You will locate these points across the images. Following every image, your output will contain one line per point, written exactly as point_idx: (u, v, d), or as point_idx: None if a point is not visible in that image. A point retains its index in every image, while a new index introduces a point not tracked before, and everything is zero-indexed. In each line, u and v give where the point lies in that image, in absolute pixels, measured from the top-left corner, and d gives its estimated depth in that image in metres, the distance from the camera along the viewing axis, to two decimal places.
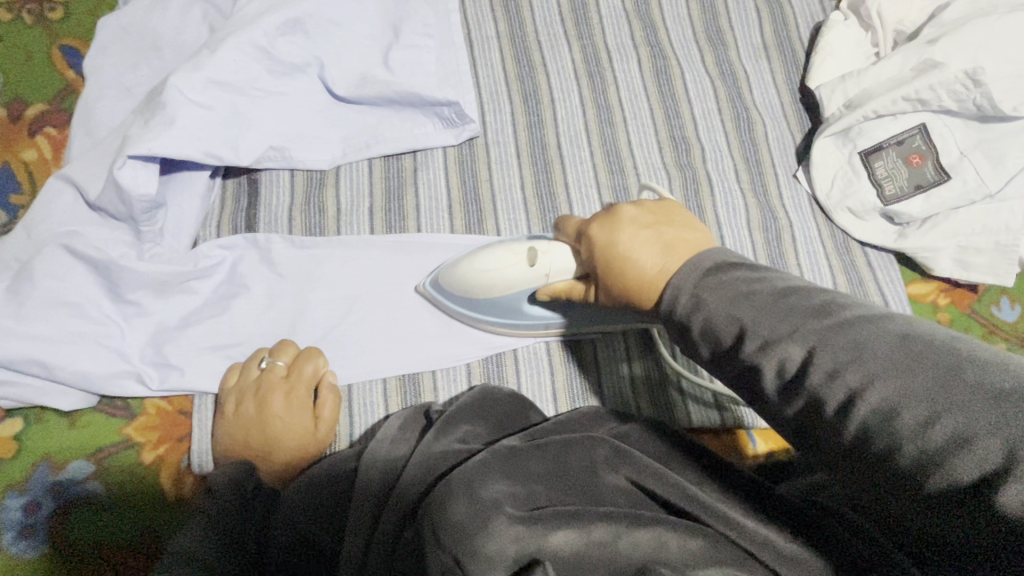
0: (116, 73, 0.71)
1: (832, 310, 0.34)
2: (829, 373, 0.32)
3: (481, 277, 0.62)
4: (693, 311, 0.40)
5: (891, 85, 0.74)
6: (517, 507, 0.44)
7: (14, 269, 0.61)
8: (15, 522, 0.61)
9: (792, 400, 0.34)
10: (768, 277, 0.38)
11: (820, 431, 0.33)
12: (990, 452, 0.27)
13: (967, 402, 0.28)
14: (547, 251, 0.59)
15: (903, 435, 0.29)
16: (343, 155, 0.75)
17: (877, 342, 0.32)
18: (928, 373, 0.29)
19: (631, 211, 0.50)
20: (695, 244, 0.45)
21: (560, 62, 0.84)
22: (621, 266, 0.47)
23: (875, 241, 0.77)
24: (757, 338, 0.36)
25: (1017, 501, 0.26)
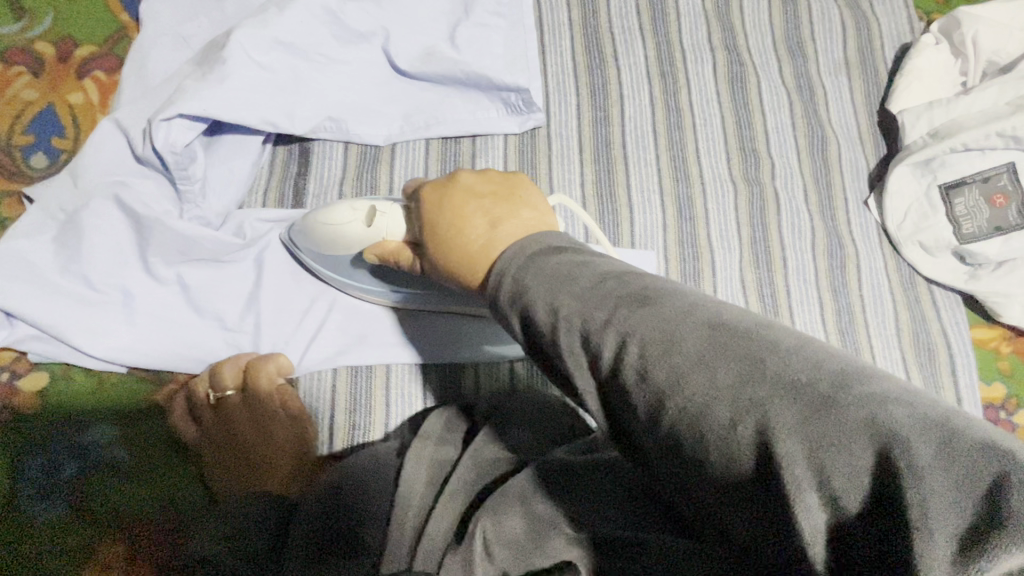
0: (173, 20, 0.67)
1: (647, 299, 0.31)
2: (639, 371, 0.29)
3: (322, 231, 0.60)
4: (514, 297, 0.37)
5: (984, 119, 0.70)
6: (576, 526, 0.41)
7: (60, 220, 0.59)
8: (33, 481, 0.58)
9: (609, 400, 0.32)
10: (591, 263, 0.36)
11: (637, 434, 0.30)
12: (785, 457, 0.24)
13: (768, 403, 0.25)
14: (385, 212, 0.56)
15: (708, 440, 0.27)
16: (400, 132, 0.71)
17: (686, 334, 0.29)
18: (731, 369, 0.27)
19: (469, 179, 0.48)
20: (529, 224, 0.43)
21: (632, 58, 0.80)
22: (449, 234, 0.46)
23: (944, 280, 0.74)
24: (573, 332, 0.33)
25: (806, 516, 0.24)
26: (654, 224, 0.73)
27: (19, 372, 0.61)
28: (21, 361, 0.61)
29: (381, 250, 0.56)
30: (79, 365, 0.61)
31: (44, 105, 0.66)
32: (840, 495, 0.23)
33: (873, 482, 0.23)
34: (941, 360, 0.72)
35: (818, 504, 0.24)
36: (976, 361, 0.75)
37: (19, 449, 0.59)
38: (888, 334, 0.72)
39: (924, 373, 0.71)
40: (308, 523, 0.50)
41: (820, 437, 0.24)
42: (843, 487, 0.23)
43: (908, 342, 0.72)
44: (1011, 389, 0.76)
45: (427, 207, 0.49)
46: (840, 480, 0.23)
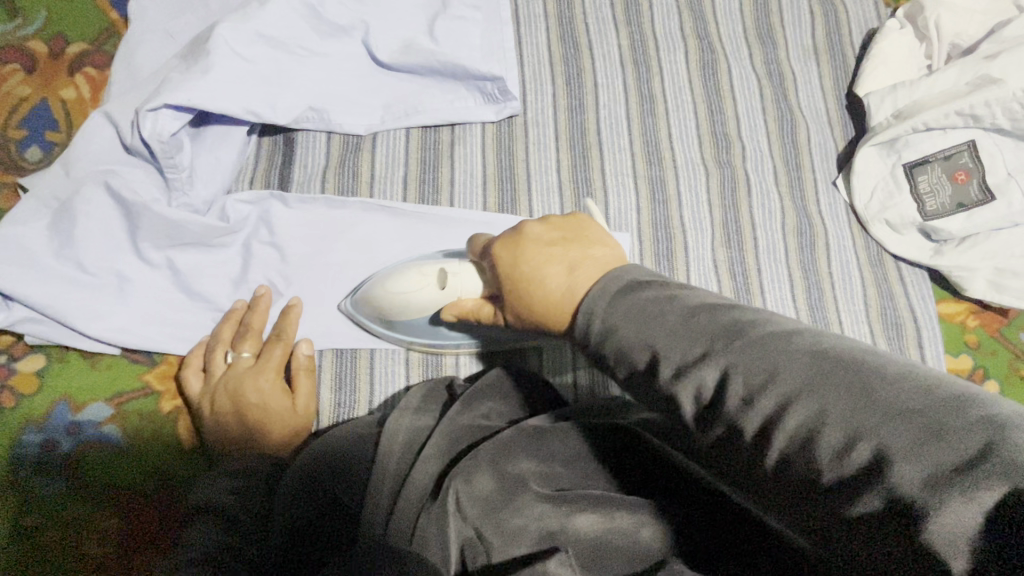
0: (160, 17, 0.69)
1: (746, 331, 0.34)
2: (745, 398, 0.32)
3: (391, 298, 0.64)
4: (606, 335, 0.39)
5: (944, 98, 0.72)
6: (543, 485, 0.44)
7: (53, 208, 0.61)
8: (32, 457, 0.61)
9: (708, 430, 0.33)
10: (683, 297, 0.38)
11: (746, 465, 0.32)
12: (901, 479, 0.26)
13: (882, 427, 0.27)
14: (456, 272, 0.62)
15: (818, 462, 0.28)
16: (380, 122, 0.74)
17: (790, 362, 0.31)
18: (841, 395, 0.29)
19: (536, 229, 0.51)
20: (605, 260, 0.46)
21: (606, 48, 0.82)
22: (530, 286, 0.48)
23: (910, 257, 0.76)
24: (669, 364, 0.35)
25: (936, 537, 0.25)
26: (628, 207, 0.76)
27: (16, 355, 0.64)
28: (19, 345, 0.64)
29: (458, 311, 0.57)
30: (74, 347, 0.64)
31: (38, 101, 0.69)
32: (964, 514, 0.24)
33: (999, 500, 0.24)
34: (908, 333, 0.74)
35: (945, 525, 0.24)
36: (942, 334, 0.78)
37: (17, 427, 0.62)
38: (856, 309, 0.75)
39: (891, 346, 0.73)
40: (285, 494, 0.51)
41: (934, 457, 0.26)
42: (964, 503, 0.24)
43: (875, 316, 0.75)
44: (977, 361, 0.79)
45: (501, 265, 0.51)
46: (963, 501, 0.24)
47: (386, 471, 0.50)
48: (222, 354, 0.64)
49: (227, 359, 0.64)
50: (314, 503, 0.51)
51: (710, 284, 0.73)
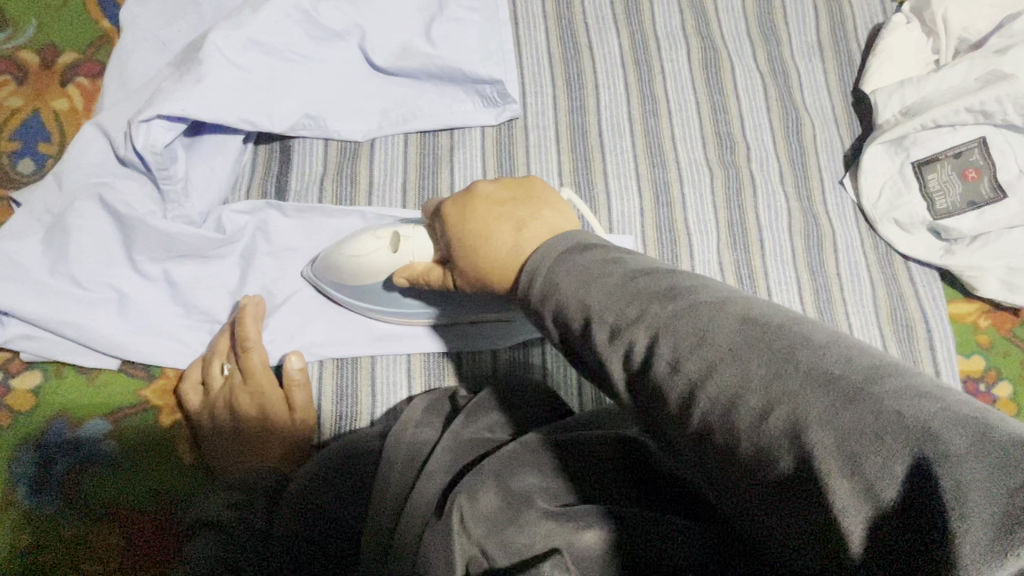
0: (152, 25, 0.68)
1: (679, 296, 0.33)
2: (672, 363, 0.31)
3: (349, 263, 0.62)
4: (546, 295, 0.39)
5: (953, 95, 0.70)
6: (549, 501, 0.42)
7: (47, 222, 0.60)
8: (29, 476, 0.60)
9: (640, 394, 0.33)
10: (623, 260, 0.38)
11: (673, 427, 0.31)
12: (815, 445, 0.25)
13: (799, 392, 0.26)
14: (409, 236, 0.58)
15: (736, 428, 0.27)
16: (378, 128, 0.73)
17: (720, 328, 0.30)
18: (763, 360, 0.28)
19: (487, 188, 0.49)
20: (553, 222, 0.45)
21: (607, 48, 0.81)
22: (477, 245, 0.46)
23: (920, 256, 0.75)
24: (605, 326, 0.35)
25: (841, 505, 0.24)
26: (632, 210, 0.74)
27: (12, 372, 0.63)
28: (15, 361, 0.63)
29: (409, 274, 0.56)
30: (71, 362, 0.63)
31: (30, 112, 0.68)
32: (871, 484, 0.23)
33: (907, 471, 0.23)
34: (919, 335, 0.73)
35: (849, 494, 0.24)
36: (954, 335, 0.76)
37: (14, 445, 0.61)
38: (866, 311, 0.73)
39: (901, 348, 0.72)
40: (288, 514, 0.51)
41: (850, 424, 0.24)
42: (876, 473, 0.23)
43: (886, 318, 0.73)
44: (990, 361, 0.77)
45: (450, 222, 0.49)
46: (873, 470, 0.23)
47: (388, 491, 0.49)
48: (218, 363, 0.63)
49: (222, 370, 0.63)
50: (314, 521, 0.50)
51: None
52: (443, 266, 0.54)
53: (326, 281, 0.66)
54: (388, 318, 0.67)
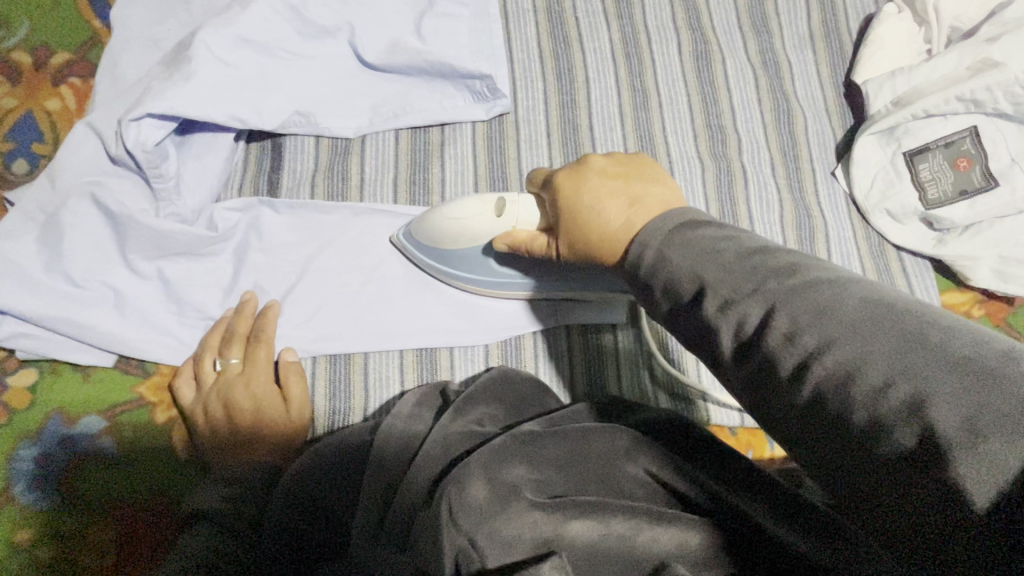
0: (143, 24, 0.69)
1: (797, 274, 0.33)
2: (788, 334, 0.31)
3: (451, 226, 0.61)
4: (656, 268, 0.39)
5: (944, 84, 0.70)
6: (536, 493, 0.42)
7: (40, 221, 0.61)
8: (27, 472, 0.61)
9: (745, 363, 0.33)
10: (736, 238, 0.37)
11: (777, 396, 0.31)
12: (942, 421, 0.25)
13: (927, 368, 0.26)
14: (516, 201, 0.56)
15: (855, 400, 0.28)
16: (369, 124, 0.73)
17: (842, 303, 0.30)
18: (890, 338, 0.28)
19: (600, 161, 0.50)
20: (664, 198, 0.45)
21: (598, 42, 0.81)
22: (588, 218, 0.47)
23: (912, 246, 0.75)
24: (717, 297, 0.35)
25: (967, 479, 0.24)
26: None
27: (8, 370, 0.63)
28: (11, 359, 0.64)
29: (512, 241, 0.56)
30: (66, 360, 0.63)
31: (23, 113, 0.69)
32: (1000, 460, 0.24)
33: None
34: None
35: (976, 471, 0.24)
36: None
37: (12, 442, 0.61)
38: None
39: None
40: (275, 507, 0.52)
41: (980, 403, 0.25)
42: (1005, 448, 0.24)
43: None
44: None
45: (562, 193, 0.50)
46: (1001, 449, 0.24)
47: (378, 483, 0.49)
48: (209, 360, 0.64)
49: (215, 366, 0.64)
50: (307, 513, 0.51)
51: None
52: (550, 238, 0.54)
53: (418, 250, 0.67)
54: (478, 286, 0.68)
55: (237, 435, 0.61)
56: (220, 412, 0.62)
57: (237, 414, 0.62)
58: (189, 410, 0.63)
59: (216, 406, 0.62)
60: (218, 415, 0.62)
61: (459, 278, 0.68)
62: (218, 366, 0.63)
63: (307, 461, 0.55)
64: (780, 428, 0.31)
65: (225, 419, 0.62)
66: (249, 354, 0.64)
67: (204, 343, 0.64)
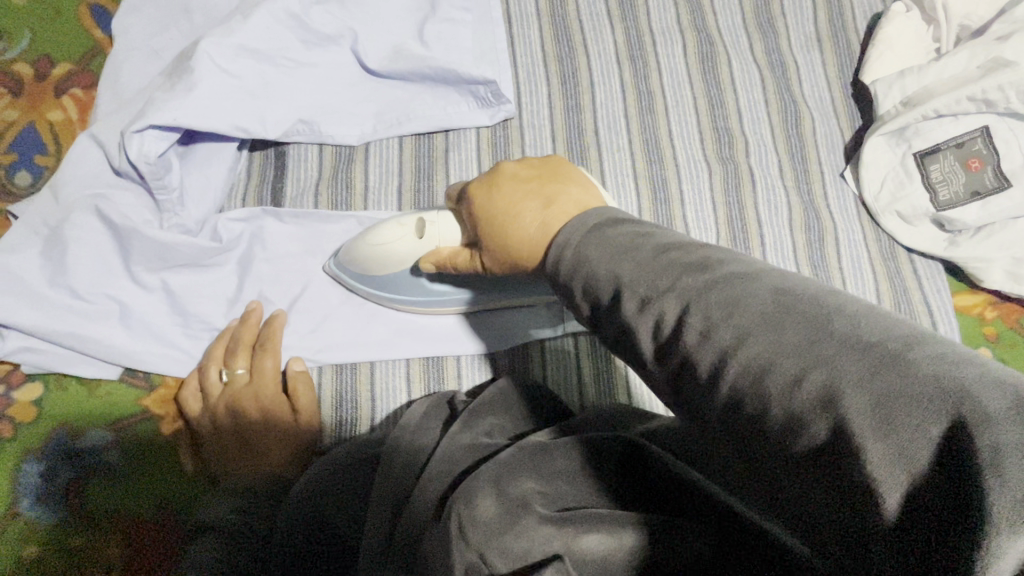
0: (145, 34, 0.68)
1: (709, 267, 0.32)
2: (703, 331, 0.30)
3: (376, 251, 0.62)
4: (575, 269, 0.38)
5: (954, 84, 0.69)
6: (546, 506, 0.41)
7: (44, 235, 0.60)
8: (33, 487, 0.60)
9: (667, 364, 0.32)
10: (654, 234, 0.36)
11: (698, 397, 0.30)
12: (852, 412, 0.24)
13: (835, 357, 0.25)
14: (434, 221, 0.57)
15: (769, 396, 0.26)
16: (373, 131, 0.73)
17: (752, 295, 0.29)
18: (798, 328, 0.27)
19: (512, 168, 0.50)
20: (579, 200, 0.44)
21: (602, 45, 0.80)
22: (504, 226, 0.46)
23: (924, 249, 0.74)
24: (634, 297, 0.34)
25: (878, 471, 0.23)
26: (630, 208, 0.73)
27: (14, 384, 0.63)
28: (16, 373, 0.63)
29: (438, 258, 0.56)
30: (72, 374, 0.63)
31: (25, 125, 0.68)
32: (909, 449, 0.23)
33: (943, 435, 0.22)
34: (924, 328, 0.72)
35: (885, 461, 0.23)
36: (959, 327, 0.75)
37: (17, 457, 0.61)
38: None
39: None
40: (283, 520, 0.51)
41: (887, 391, 0.24)
42: (912, 437, 0.23)
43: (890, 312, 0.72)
44: (997, 354, 0.76)
45: (476, 207, 0.50)
46: (910, 437, 0.23)
47: (386, 498, 0.49)
48: (213, 369, 0.63)
49: (220, 376, 0.63)
50: (314, 526, 0.50)
51: None
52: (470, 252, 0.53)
53: (352, 274, 0.66)
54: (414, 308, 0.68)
55: (248, 443, 0.61)
56: (227, 419, 0.62)
57: (245, 420, 0.62)
58: (197, 421, 0.62)
59: (223, 416, 0.61)
60: (225, 423, 0.61)
61: (394, 300, 0.67)
62: (223, 376, 0.63)
63: (317, 473, 0.55)
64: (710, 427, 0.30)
65: (233, 427, 0.62)
66: (255, 363, 0.64)
67: (209, 352, 0.64)
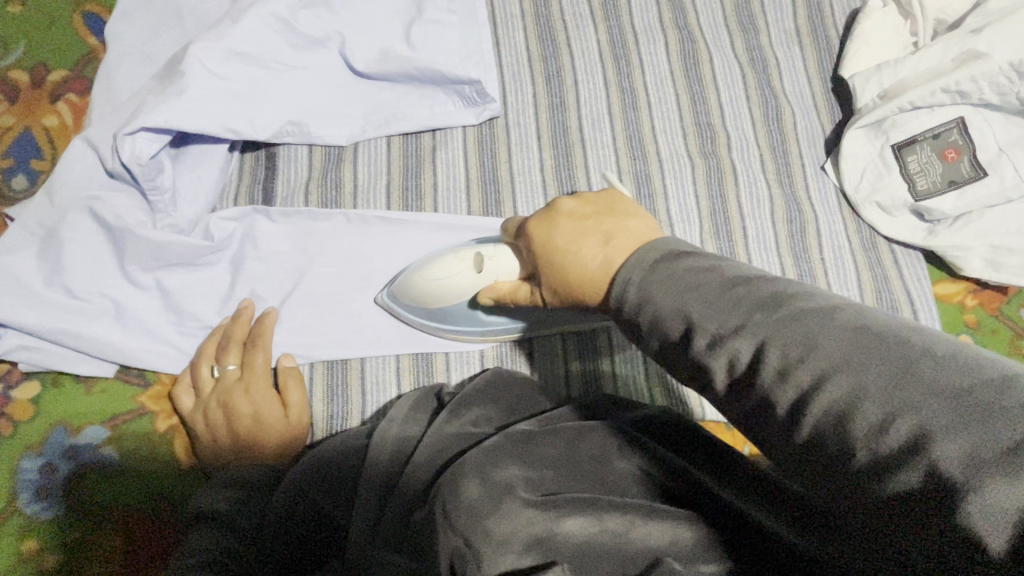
0: (138, 40, 0.70)
1: (782, 303, 0.33)
2: (781, 370, 0.32)
3: (431, 286, 0.63)
4: (641, 306, 0.39)
5: (930, 76, 0.71)
6: (530, 491, 0.42)
7: (39, 236, 0.62)
8: (33, 483, 0.62)
9: (744, 399, 0.34)
10: (720, 267, 0.38)
11: (777, 434, 0.32)
12: (943, 457, 0.25)
13: (923, 403, 0.27)
14: (494, 255, 0.59)
15: (853, 437, 0.28)
16: (361, 132, 0.74)
17: (831, 335, 0.31)
18: (881, 371, 0.29)
19: (569, 204, 0.51)
20: (640, 232, 0.45)
21: (585, 44, 0.82)
22: (566, 260, 0.47)
23: (903, 238, 0.75)
24: (705, 334, 0.36)
25: (975, 518, 0.24)
26: None
27: (12, 383, 0.64)
28: (14, 372, 0.65)
29: (496, 293, 0.58)
30: (68, 372, 0.64)
31: (21, 130, 0.70)
32: (1006, 497, 0.24)
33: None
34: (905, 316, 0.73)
35: (981, 506, 0.24)
36: (940, 316, 0.77)
37: (17, 453, 0.62)
38: (851, 295, 0.73)
39: None
40: (274, 508, 0.52)
41: (978, 435, 0.25)
42: (1007, 484, 0.24)
43: (871, 300, 0.73)
44: (977, 340, 0.78)
45: (538, 242, 0.50)
46: (1003, 482, 0.24)
47: (373, 485, 0.50)
48: (205, 366, 0.64)
49: (213, 373, 0.64)
50: (309, 517, 0.51)
51: None
52: (531, 287, 0.55)
53: (401, 304, 0.68)
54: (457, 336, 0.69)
55: (240, 437, 0.62)
56: (218, 415, 0.62)
57: (234, 417, 0.62)
58: (190, 417, 0.63)
59: (214, 412, 0.63)
60: (218, 420, 0.62)
61: (445, 331, 0.69)
62: (215, 372, 0.64)
63: (310, 464, 0.56)
64: (783, 461, 0.32)
65: (225, 423, 0.62)
66: (247, 358, 0.65)
67: (201, 349, 0.65)
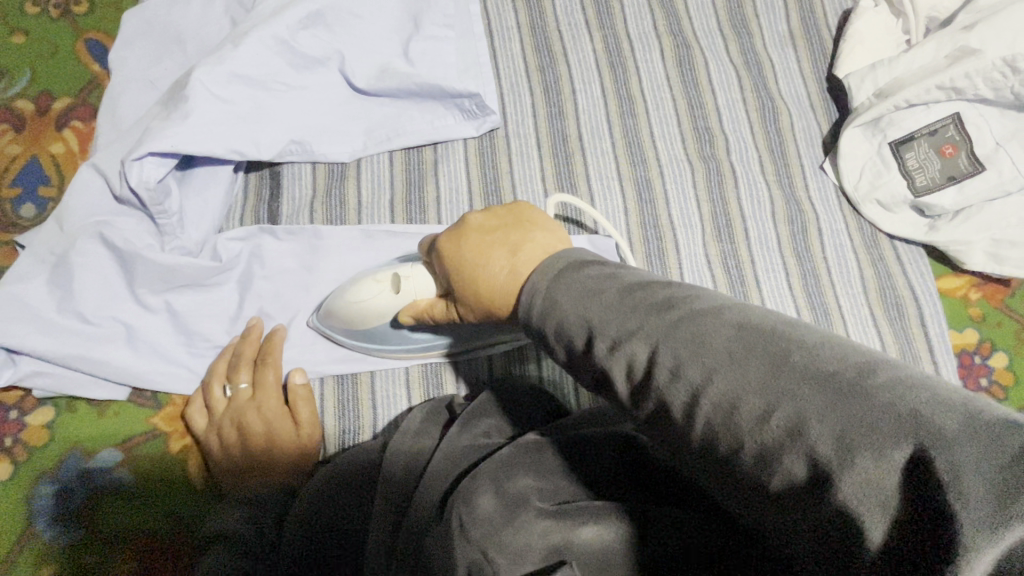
0: (141, 65, 0.71)
1: (673, 304, 0.33)
2: (672, 371, 0.31)
3: (353, 307, 0.63)
4: (546, 314, 0.39)
5: (924, 74, 0.71)
6: (545, 501, 0.42)
7: (50, 262, 0.63)
8: (48, 508, 0.62)
9: (643, 405, 0.33)
10: (617, 274, 0.38)
11: (676, 434, 0.31)
12: (819, 444, 0.25)
13: (795, 391, 0.27)
14: (409, 275, 0.59)
15: (741, 432, 0.28)
16: (363, 148, 0.75)
17: (714, 333, 0.31)
18: (759, 364, 0.29)
19: (478, 218, 0.50)
20: (546, 244, 0.45)
21: (581, 53, 0.83)
22: (476, 273, 0.47)
23: (905, 234, 0.76)
24: (605, 339, 0.35)
25: (852, 501, 0.24)
26: (616, 208, 0.76)
27: (26, 409, 0.65)
28: (28, 398, 0.65)
29: (416, 311, 0.58)
30: (82, 396, 0.65)
31: (28, 158, 0.71)
32: (879, 479, 0.24)
33: (907, 462, 0.23)
34: (909, 313, 0.73)
35: (857, 490, 0.24)
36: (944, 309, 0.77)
37: (32, 479, 0.63)
38: (854, 293, 0.74)
39: (894, 327, 0.73)
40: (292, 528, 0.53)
41: (848, 420, 0.25)
42: (877, 467, 0.24)
43: (874, 296, 0.74)
44: (983, 333, 0.78)
45: (446, 256, 0.50)
46: (875, 465, 0.24)
47: (388, 499, 0.50)
48: (217, 386, 0.65)
49: (225, 392, 0.65)
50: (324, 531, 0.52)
51: (705, 281, 0.73)
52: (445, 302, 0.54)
53: (336, 328, 0.66)
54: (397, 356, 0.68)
55: (256, 454, 0.63)
56: (231, 434, 0.63)
57: (250, 436, 0.63)
58: (204, 437, 0.64)
59: (227, 432, 0.63)
60: (231, 439, 0.63)
61: (378, 351, 0.68)
62: (227, 392, 0.65)
63: (326, 477, 0.57)
64: (689, 461, 0.32)
65: (240, 442, 0.63)
66: (258, 376, 0.65)
67: (210, 370, 0.66)
